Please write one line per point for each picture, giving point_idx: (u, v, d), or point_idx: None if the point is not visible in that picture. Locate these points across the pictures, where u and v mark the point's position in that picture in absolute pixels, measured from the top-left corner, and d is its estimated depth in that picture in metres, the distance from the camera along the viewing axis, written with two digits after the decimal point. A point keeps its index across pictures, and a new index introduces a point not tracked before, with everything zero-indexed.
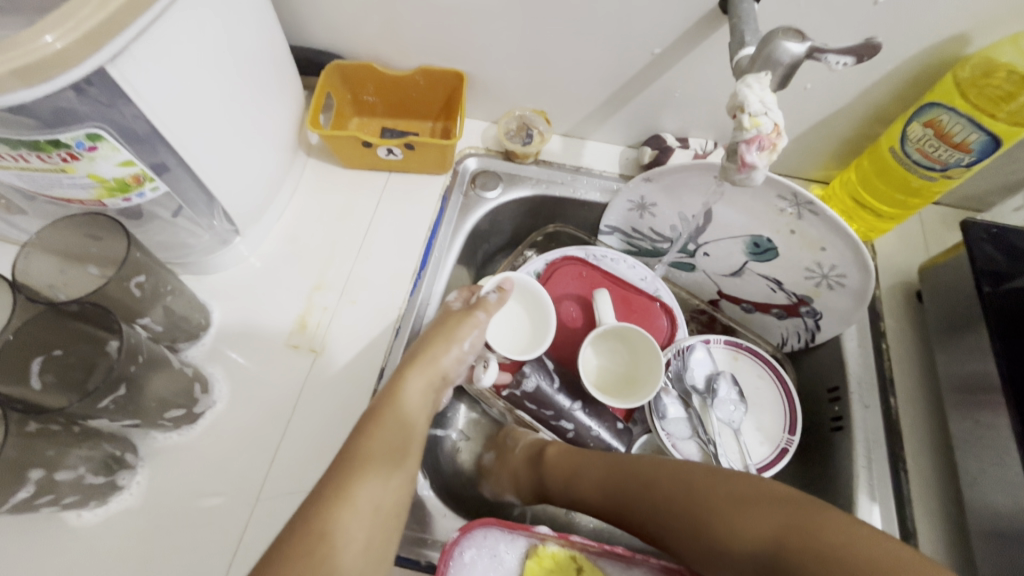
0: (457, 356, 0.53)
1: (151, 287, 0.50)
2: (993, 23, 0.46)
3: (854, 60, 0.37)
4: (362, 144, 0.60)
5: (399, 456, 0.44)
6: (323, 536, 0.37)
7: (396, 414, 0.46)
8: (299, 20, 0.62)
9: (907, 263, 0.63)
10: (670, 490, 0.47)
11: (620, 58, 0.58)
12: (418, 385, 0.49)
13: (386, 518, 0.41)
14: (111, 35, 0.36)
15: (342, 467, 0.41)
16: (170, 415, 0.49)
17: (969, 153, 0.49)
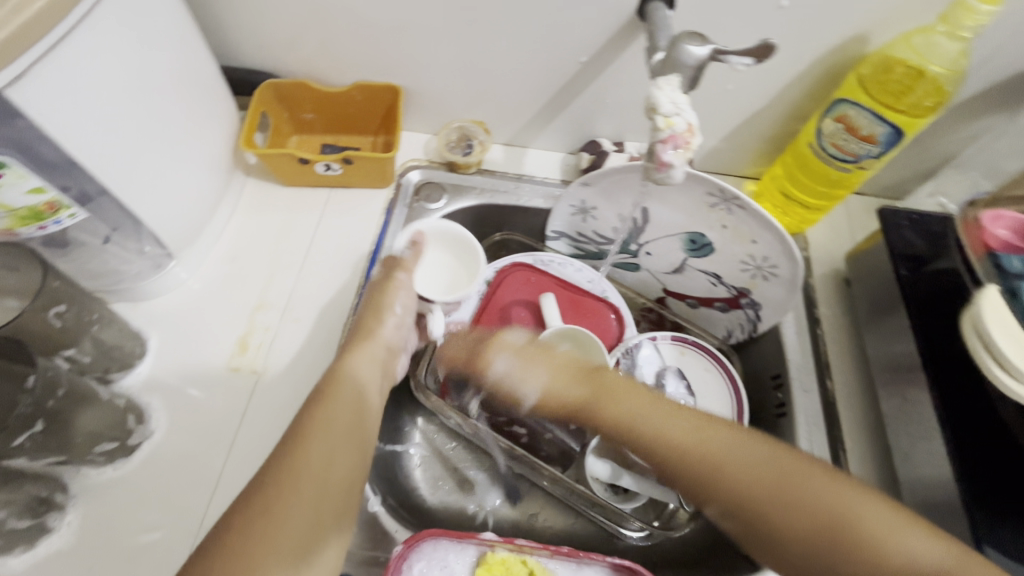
0: (396, 320, 0.51)
1: (74, 317, 0.50)
2: (887, 24, 0.49)
3: (752, 61, 0.39)
4: (299, 161, 0.60)
5: (352, 425, 0.40)
6: (263, 510, 0.33)
7: (344, 387, 0.42)
8: (230, 40, 0.62)
9: (837, 251, 0.66)
10: (811, 499, 0.34)
11: (550, 67, 0.60)
12: (363, 359, 0.46)
13: (336, 489, 0.36)
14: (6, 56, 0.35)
15: (290, 440, 0.37)
16: (101, 448, 0.49)
17: (875, 144, 0.52)
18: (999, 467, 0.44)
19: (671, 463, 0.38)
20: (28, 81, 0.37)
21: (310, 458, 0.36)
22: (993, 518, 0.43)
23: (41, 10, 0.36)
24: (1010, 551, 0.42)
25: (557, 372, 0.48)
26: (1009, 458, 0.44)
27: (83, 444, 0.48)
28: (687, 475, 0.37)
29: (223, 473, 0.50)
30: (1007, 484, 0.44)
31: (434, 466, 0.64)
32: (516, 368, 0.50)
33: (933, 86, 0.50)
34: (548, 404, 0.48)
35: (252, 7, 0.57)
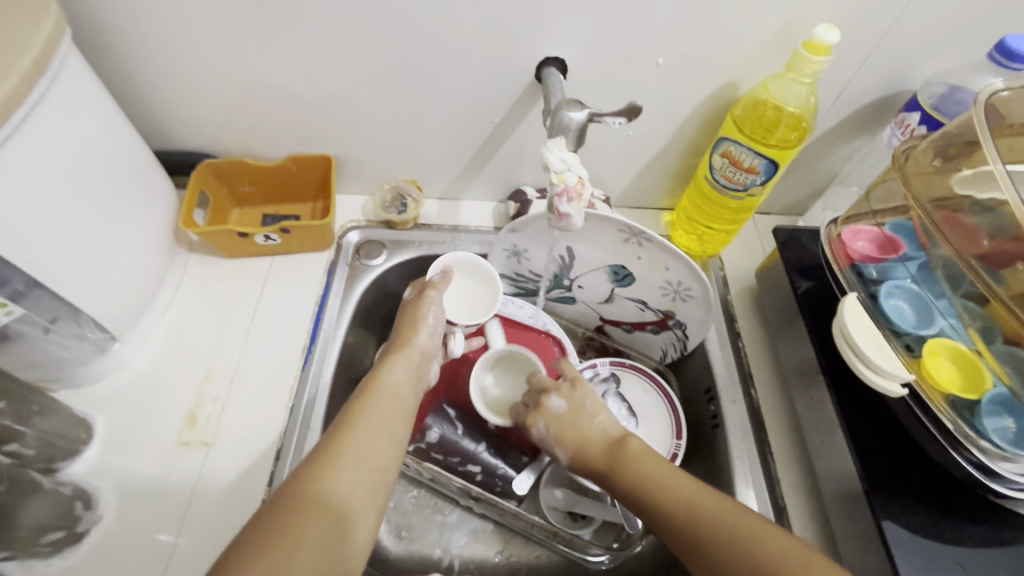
0: (430, 331, 0.57)
1: (15, 410, 0.50)
2: (750, 72, 0.57)
3: (625, 120, 0.46)
4: (238, 235, 0.63)
5: (386, 422, 0.47)
6: (312, 483, 0.40)
7: (385, 387, 0.50)
8: (166, 126, 0.65)
9: (749, 268, 0.72)
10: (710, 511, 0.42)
11: (468, 129, 0.66)
12: (397, 367, 0.53)
13: (373, 473, 0.43)
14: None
15: (332, 435, 0.44)
16: (47, 538, 0.49)
17: (758, 174, 0.58)
18: (890, 450, 0.50)
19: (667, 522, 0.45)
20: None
21: (353, 447, 0.43)
22: (889, 497, 0.48)
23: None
24: (904, 525, 0.47)
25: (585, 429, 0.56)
26: (897, 441, 0.50)
27: (29, 538, 0.48)
28: (671, 529, 0.44)
29: (176, 549, 0.50)
30: (897, 464, 0.49)
31: (395, 518, 0.65)
32: (550, 436, 0.57)
33: (793, 121, 0.58)
34: (580, 455, 0.55)
35: (184, 96, 0.62)
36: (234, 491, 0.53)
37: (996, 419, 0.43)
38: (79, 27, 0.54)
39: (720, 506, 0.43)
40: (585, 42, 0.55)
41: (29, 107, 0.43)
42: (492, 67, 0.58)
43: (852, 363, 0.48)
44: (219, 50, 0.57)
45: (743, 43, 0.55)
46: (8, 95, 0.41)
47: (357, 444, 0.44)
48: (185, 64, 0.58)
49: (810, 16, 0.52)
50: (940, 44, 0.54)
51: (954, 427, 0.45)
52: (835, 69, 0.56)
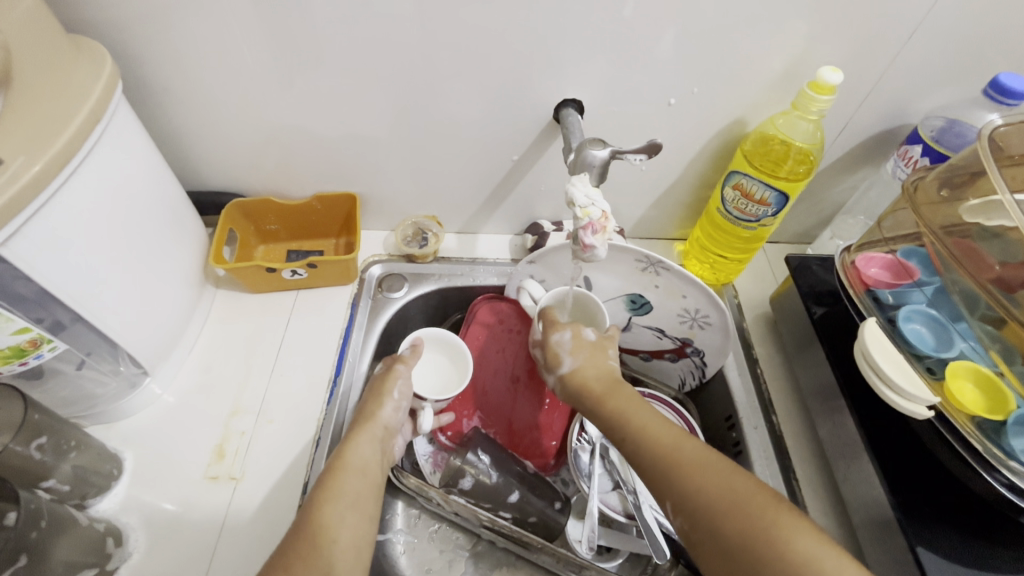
0: (392, 407, 0.56)
1: (53, 446, 0.51)
2: (758, 111, 0.61)
3: (645, 156, 0.49)
4: (266, 270, 0.65)
5: (356, 498, 0.47)
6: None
7: (350, 465, 0.50)
8: (200, 168, 0.68)
9: (762, 296, 0.73)
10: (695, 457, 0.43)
11: (488, 167, 0.69)
12: (362, 441, 0.52)
13: (346, 556, 0.43)
14: (8, 215, 0.40)
15: (302, 524, 0.44)
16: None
17: (770, 206, 0.61)
18: (918, 474, 0.50)
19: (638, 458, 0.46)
20: (18, 235, 0.42)
21: (324, 534, 0.44)
22: (920, 522, 0.48)
23: (36, 174, 0.41)
24: (939, 550, 0.47)
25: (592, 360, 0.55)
26: (925, 465, 0.51)
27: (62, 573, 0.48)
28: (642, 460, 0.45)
29: None
30: (925, 487, 0.50)
31: (421, 553, 0.64)
32: (568, 343, 0.56)
33: (800, 155, 0.60)
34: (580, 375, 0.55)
35: (220, 139, 0.65)
36: (261, 526, 0.53)
37: None
38: (128, 77, 0.57)
39: (688, 444, 0.44)
40: (602, 85, 0.59)
41: (85, 153, 0.46)
42: (513, 109, 0.62)
43: (877, 389, 0.48)
44: (256, 97, 0.60)
45: (751, 82, 0.58)
46: (70, 142, 0.43)
47: (328, 531, 0.44)
48: (224, 109, 0.61)
49: (812, 58, 0.56)
50: (937, 81, 0.57)
51: (983, 448, 0.46)
52: (837, 105, 0.59)
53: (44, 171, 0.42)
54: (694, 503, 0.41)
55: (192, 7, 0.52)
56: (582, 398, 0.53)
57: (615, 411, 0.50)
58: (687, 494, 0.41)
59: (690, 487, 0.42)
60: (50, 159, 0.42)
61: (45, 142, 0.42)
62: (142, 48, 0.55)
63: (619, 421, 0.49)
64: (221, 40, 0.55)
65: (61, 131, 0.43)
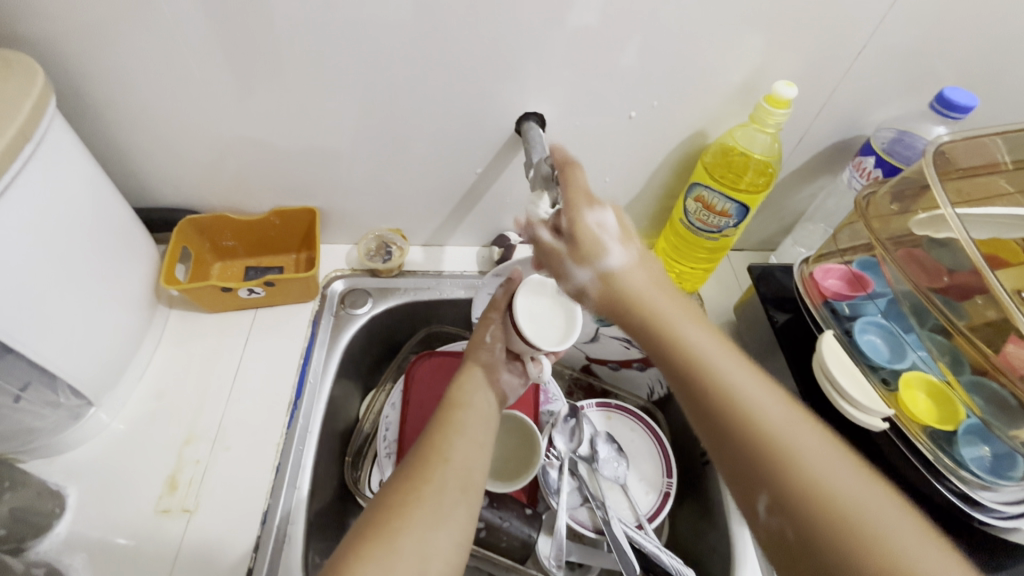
0: (488, 352, 0.57)
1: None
2: (717, 122, 0.61)
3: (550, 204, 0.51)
4: (221, 290, 0.62)
5: (470, 430, 0.49)
6: (411, 485, 0.43)
7: (464, 403, 0.52)
8: (148, 183, 0.65)
9: (728, 304, 0.74)
10: (771, 417, 0.37)
11: (451, 180, 0.68)
12: (470, 380, 0.54)
13: (460, 475, 0.44)
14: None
15: (424, 443, 0.47)
16: None
17: (730, 217, 0.61)
18: None
19: (716, 425, 0.38)
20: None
21: (440, 452, 0.46)
22: None
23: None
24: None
25: (646, 263, 0.46)
26: None
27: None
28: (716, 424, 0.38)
29: None
30: None
31: None
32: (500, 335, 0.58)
33: (760, 166, 0.61)
34: (627, 279, 0.44)
35: (170, 154, 0.62)
36: (219, 558, 0.51)
37: (972, 448, 0.46)
38: (64, 91, 0.54)
39: (742, 372, 0.39)
40: (562, 98, 0.59)
41: (12, 175, 0.44)
42: (474, 123, 0.61)
43: (835, 402, 0.49)
44: (205, 112, 0.58)
45: (708, 96, 0.58)
46: None
47: (445, 451, 0.46)
48: (170, 122, 0.59)
49: (767, 71, 0.56)
50: (886, 94, 0.58)
51: (933, 457, 0.47)
52: (794, 117, 0.60)
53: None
54: (778, 488, 0.35)
55: (129, 19, 0.49)
56: (624, 311, 0.44)
57: (708, 383, 0.39)
58: (769, 476, 0.36)
59: (760, 445, 0.37)
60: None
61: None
62: (77, 59, 0.52)
63: (672, 351, 0.41)
64: (162, 53, 0.52)
65: None
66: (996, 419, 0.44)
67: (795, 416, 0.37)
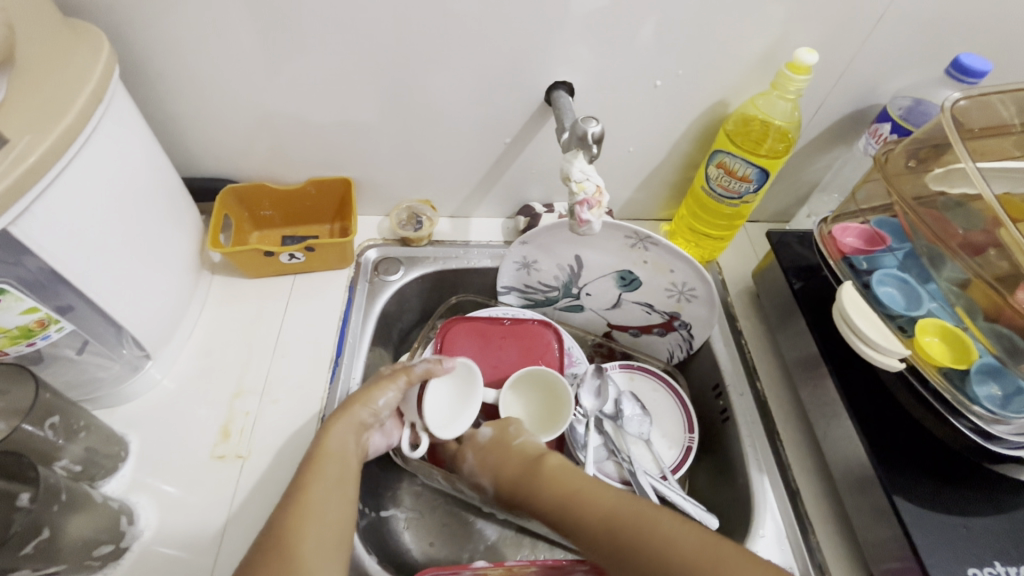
0: (371, 411, 0.56)
1: (64, 426, 0.51)
2: (739, 92, 0.63)
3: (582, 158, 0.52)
4: (264, 254, 0.66)
5: (338, 480, 0.49)
6: (286, 537, 0.43)
7: (330, 454, 0.51)
8: (193, 153, 0.68)
9: (744, 272, 0.77)
10: (662, 523, 0.43)
11: (480, 151, 0.71)
12: (340, 430, 0.53)
13: (333, 526, 0.46)
14: (11, 200, 0.40)
15: (291, 501, 0.46)
16: (97, 552, 0.49)
17: (751, 182, 0.64)
18: (888, 426, 0.55)
19: (600, 550, 0.46)
20: (22, 218, 0.42)
21: (307, 508, 0.46)
22: (894, 475, 0.52)
23: (36, 161, 0.41)
24: (914, 498, 0.51)
25: (506, 461, 0.58)
26: (898, 418, 0.55)
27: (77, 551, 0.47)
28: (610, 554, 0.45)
29: (218, 563, 0.51)
30: (898, 437, 0.54)
31: (424, 531, 0.66)
32: (392, 400, 0.58)
33: (779, 134, 0.63)
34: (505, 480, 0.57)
35: (215, 124, 0.65)
36: (273, 499, 0.54)
37: (984, 387, 0.48)
38: (122, 62, 0.57)
39: (604, 495, 0.48)
40: (591, 68, 0.61)
41: (88, 134, 0.47)
42: (506, 93, 0.63)
43: (853, 344, 0.51)
44: (251, 82, 0.61)
45: (732, 65, 0.61)
46: (76, 121, 0.44)
47: (315, 509, 0.46)
48: (218, 93, 0.62)
49: (790, 39, 0.58)
50: (904, 62, 0.60)
51: (950, 396, 0.49)
52: (813, 86, 0.63)
53: (49, 154, 0.42)
54: None
55: None
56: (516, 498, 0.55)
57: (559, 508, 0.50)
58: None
59: (660, 555, 0.42)
60: (53, 142, 0.42)
61: (43, 129, 0.42)
62: (135, 30, 0.55)
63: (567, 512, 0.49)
64: (213, 24, 0.55)
65: (65, 112, 0.44)
66: (1009, 357, 0.47)
67: (669, 517, 0.44)
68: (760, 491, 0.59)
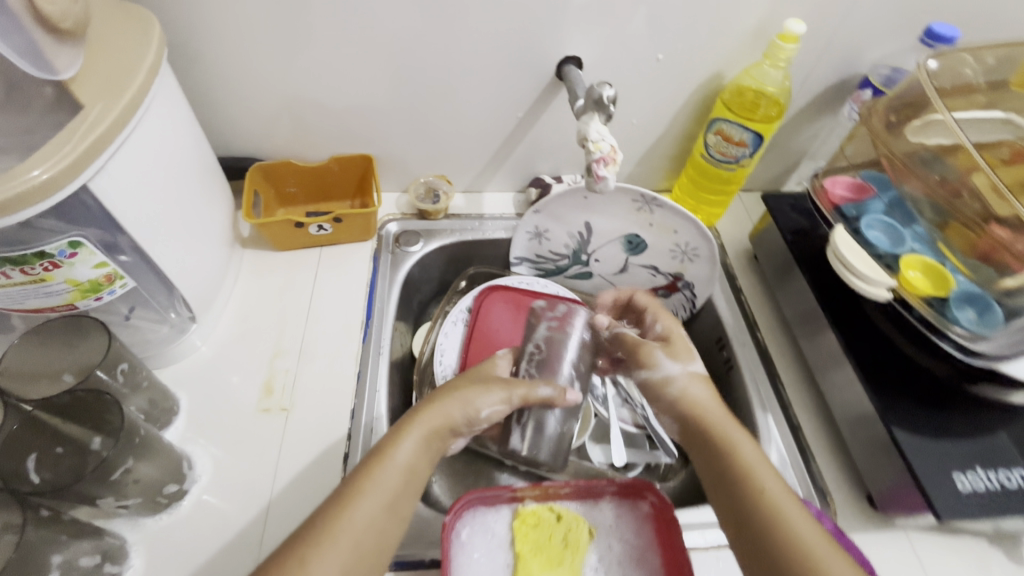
0: (467, 417, 0.52)
1: (131, 375, 0.55)
2: (734, 64, 0.69)
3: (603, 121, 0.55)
4: (295, 225, 0.69)
5: (393, 491, 0.46)
6: (315, 531, 0.42)
7: (402, 455, 0.48)
8: (222, 132, 0.72)
9: (742, 235, 0.82)
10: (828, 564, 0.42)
11: (496, 127, 0.75)
12: (428, 429, 0.50)
13: (357, 532, 0.43)
14: (101, 146, 0.43)
15: (339, 496, 0.45)
16: (166, 491, 0.53)
17: (747, 146, 0.69)
18: (883, 370, 0.60)
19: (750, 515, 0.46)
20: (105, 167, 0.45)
21: (348, 518, 0.43)
22: (889, 408, 0.57)
23: (116, 119, 0.44)
24: (909, 428, 0.56)
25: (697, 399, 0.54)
26: (892, 364, 0.60)
27: (148, 491, 0.51)
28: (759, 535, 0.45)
29: (272, 502, 0.54)
30: (886, 371, 0.60)
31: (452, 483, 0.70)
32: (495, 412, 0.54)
33: (772, 101, 0.69)
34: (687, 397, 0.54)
35: (245, 103, 0.69)
36: (320, 446, 0.58)
37: (963, 312, 0.53)
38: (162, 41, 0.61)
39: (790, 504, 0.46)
40: (599, 43, 0.66)
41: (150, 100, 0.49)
42: (521, 67, 0.68)
43: (848, 279, 0.56)
44: (285, 61, 0.65)
45: (729, 39, 0.66)
46: (144, 84, 0.46)
47: (354, 513, 0.44)
48: (252, 71, 0.65)
49: (781, 12, 0.64)
50: (883, 32, 0.66)
51: (933, 321, 0.54)
52: (802, 56, 0.68)
53: (129, 109, 0.45)
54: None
55: None
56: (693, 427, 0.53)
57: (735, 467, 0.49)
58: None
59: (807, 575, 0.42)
60: (127, 103, 0.45)
61: (119, 88, 0.45)
62: (177, 9, 0.58)
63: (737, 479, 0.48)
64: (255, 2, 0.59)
65: (134, 75, 0.46)
66: (981, 282, 0.53)
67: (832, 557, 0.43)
68: (765, 427, 0.64)
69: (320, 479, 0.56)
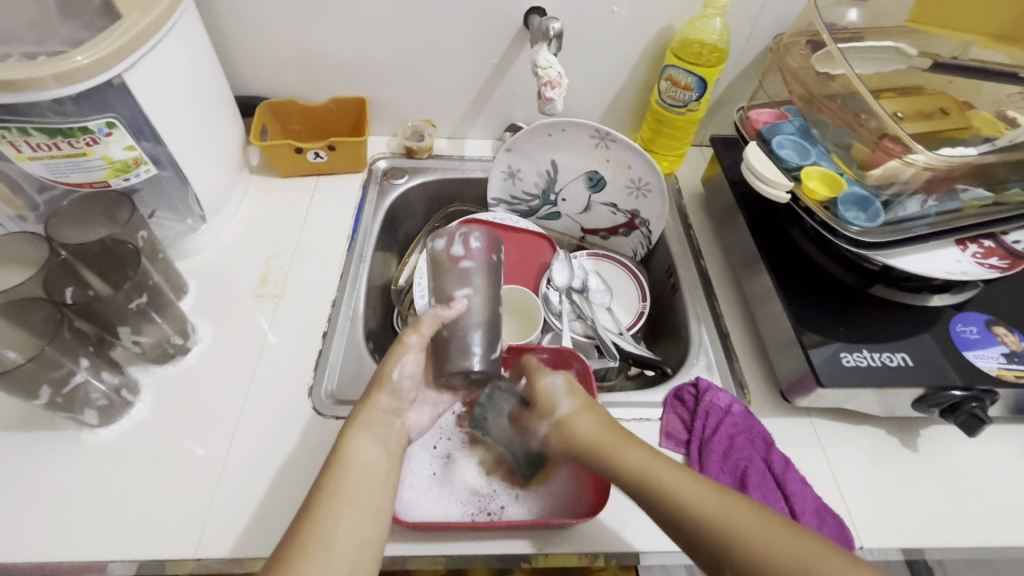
0: (392, 391, 0.53)
1: (149, 244, 0.64)
2: (683, 17, 0.77)
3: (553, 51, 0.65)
4: (295, 151, 0.80)
5: (355, 494, 0.47)
6: (292, 551, 0.42)
7: (349, 465, 0.48)
8: (237, 71, 0.83)
9: (697, 182, 0.90)
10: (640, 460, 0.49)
11: (474, 74, 0.85)
12: (362, 436, 0.50)
13: (344, 535, 0.44)
14: (134, 46, 0.54)
15: (302, 515, 0.45)
16: (173, 342, 0.64)
17: (692, 90, 0.77)
18: (804, 287, 0.67)
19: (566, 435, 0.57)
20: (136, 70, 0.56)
21: (321, 531, 0.44)
22: (804, 316, 0.64)
23: (148, 25, 0.54)
24: (821, 333, 0.63)
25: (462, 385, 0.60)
26: (812, 283, 0.67)
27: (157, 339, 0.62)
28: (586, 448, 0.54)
29: (261, 366, 0.65)
30: (804, 284, 0.67)
31: None
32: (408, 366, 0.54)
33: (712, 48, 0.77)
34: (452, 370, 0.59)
35: (257, 45, 0.80)
36: (304, 326, 0.68)
37: (853, 212, 0.61)
38: None
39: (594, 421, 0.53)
40: None
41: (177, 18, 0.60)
42: (494, 16, 0.77)
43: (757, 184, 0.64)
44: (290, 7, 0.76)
45: None
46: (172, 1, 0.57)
47: (330, 519, 0.45)
48: (263, 15, 0.76)
49: None
50: None
51: (831, 222, 0.61)
52: (745, 11, 0.76)
53: (157, 20, 0.55)
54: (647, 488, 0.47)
55: None
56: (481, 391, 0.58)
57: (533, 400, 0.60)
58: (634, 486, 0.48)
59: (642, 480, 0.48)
60: (157, 15, 0.55)
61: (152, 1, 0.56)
62: None
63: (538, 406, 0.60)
64: None
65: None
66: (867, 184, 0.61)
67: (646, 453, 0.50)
68: (697, 335, 0.72)
69: (302, 352, 0.66)
